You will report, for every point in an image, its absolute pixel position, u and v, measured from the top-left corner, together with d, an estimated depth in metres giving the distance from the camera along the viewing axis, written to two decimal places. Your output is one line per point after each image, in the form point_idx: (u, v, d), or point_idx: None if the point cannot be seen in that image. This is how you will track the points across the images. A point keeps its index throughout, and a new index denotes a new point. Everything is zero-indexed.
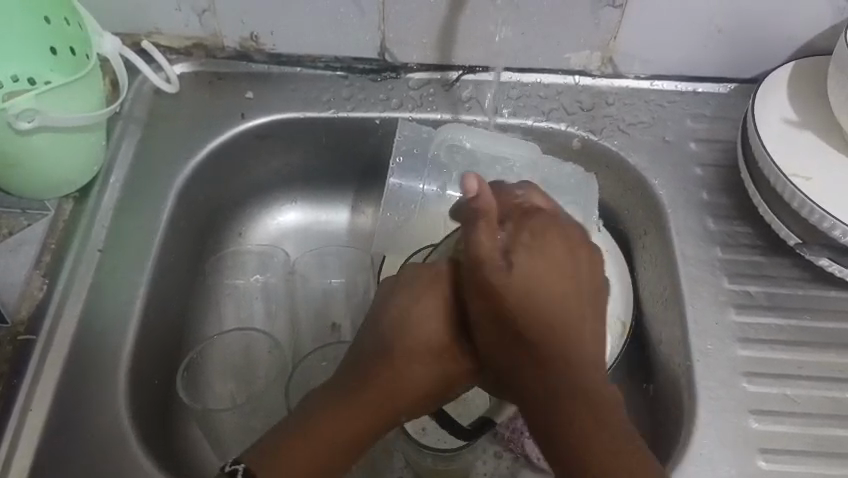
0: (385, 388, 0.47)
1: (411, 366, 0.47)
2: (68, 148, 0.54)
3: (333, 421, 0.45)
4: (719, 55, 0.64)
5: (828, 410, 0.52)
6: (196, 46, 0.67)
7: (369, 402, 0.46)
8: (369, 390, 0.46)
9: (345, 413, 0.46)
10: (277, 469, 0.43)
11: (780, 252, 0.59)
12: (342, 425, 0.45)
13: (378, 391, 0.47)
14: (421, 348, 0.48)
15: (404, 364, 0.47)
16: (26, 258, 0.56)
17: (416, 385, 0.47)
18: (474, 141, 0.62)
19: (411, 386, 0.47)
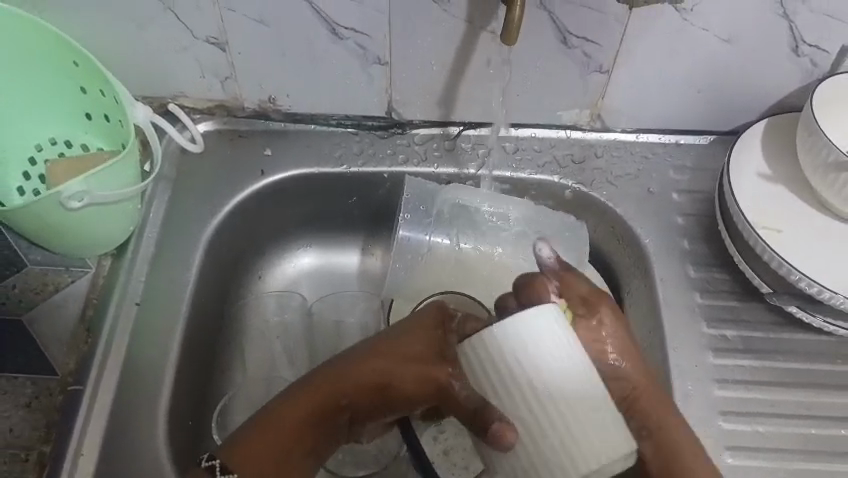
0: (334, 392, 0.49)
1: (363, 376, 0.48)
2: (109, 217, 0.61)
3: (282, 425, 0.49)
4: (699, 112, 0.70)
5: (796, 446, 0.58)
6: (218, 107, 0.72)
7: (328, 389, 0.49)
8: (323, 381, 0.50)
9: (297, 419, 0.49)
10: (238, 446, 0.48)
11: (755, 298, 0.65)
12: (291, 431, 0.49)
13: (323, 394, 0.49)
14: (386, 351, 0.49)
15: (354, 373, 0.49)
16: (71, 314, 0.62)
17: (367, 393, 0.49)
18: (473, 200, 0.69)
19: (360, 393, 0.49)
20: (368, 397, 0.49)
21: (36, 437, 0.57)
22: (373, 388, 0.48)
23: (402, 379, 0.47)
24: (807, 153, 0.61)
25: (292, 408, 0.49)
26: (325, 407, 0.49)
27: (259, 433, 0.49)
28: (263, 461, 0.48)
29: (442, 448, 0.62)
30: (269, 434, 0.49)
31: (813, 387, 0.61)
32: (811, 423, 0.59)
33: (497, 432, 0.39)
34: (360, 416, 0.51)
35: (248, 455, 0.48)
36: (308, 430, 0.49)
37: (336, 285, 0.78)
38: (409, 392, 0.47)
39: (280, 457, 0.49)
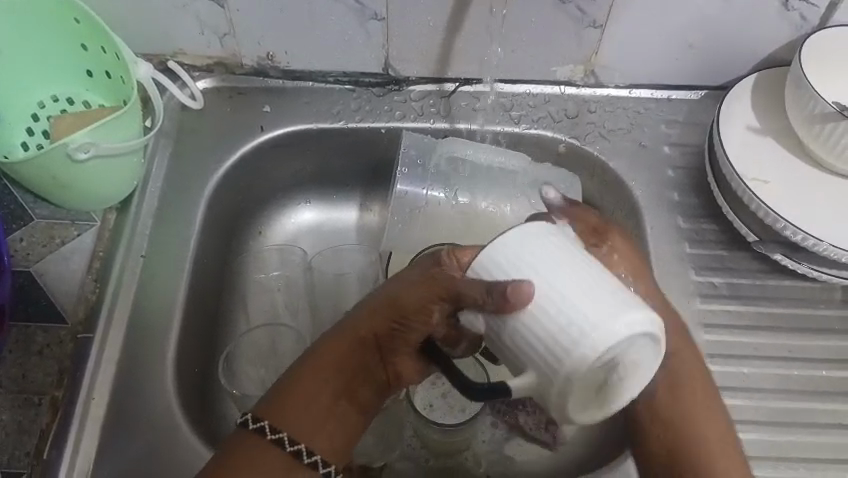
0: (358, 331, 0.47)
1: (381, 308, 0.47)
2: (113, 170, 0.62)
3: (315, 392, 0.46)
4: (690, 67, 0.71)
5: (779, 385, 0.61)
6: (217, 64, 0.73)
7: (345, 345, 0.47)
8: (340, 340, 0.47)
9: (324, 365, 0.47)
10: (278, 408, 0.46)
11: (741, 246, 0.68)
12: (320, 378, 0.47)
13: (346, 338, 0.47)
14: (391, 292, 0.47)
15: (372, 309, 0.47)
16: (79, 265, 0.64)
17: (387, 321, 0.46)
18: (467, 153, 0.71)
19: (383, 324, 0.47)
20: (389, 323, 0.46)
21: (48, 382, 0.58)
22: (390, 311, 0.46)
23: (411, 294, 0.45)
24: (794, 104, 0.62)
25: (317, 355, 0.48)
26: (351, 349, 0.47)
27: (286, 382, 0.47)
28: (293, 408, 0.46)
29: (440, 391, 0.65)
30: (299, 383, 0.47)
31: (795, 331, 0.64)
32: (792, 365, 0.62)
33: (511, 291, 0.38)
34: (392, 350, 0.47)
35: (275, 404, 0.46)
36: (338, 374, 0.47)
37: (335, 239, 0.79)
38: (422, 302, 0.44)
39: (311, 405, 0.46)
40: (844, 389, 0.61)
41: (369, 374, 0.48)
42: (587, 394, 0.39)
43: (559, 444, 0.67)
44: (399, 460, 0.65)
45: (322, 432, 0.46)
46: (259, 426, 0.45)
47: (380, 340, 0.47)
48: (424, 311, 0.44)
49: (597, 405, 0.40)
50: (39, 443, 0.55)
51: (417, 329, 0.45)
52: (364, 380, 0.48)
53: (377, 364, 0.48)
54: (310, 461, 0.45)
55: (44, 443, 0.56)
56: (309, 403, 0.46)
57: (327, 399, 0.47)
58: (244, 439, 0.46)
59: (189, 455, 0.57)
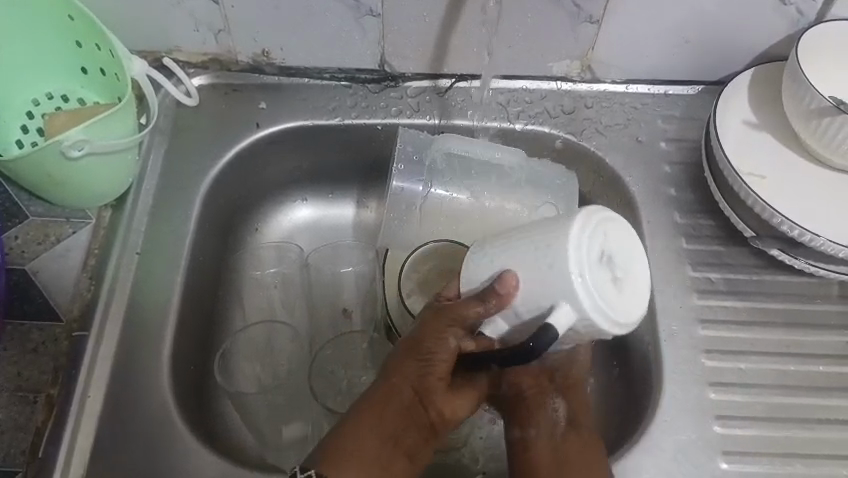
0: (392, 380, 0.49)
1: (404, 355, 0.50)
2: (108, 168, 0.62)
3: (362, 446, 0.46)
4: (686, 62, 0.71)
5: (775, 381, 0.61)
6: (212, 61, 0.73)
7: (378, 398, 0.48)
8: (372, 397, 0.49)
9: (367, 417, 0.48)
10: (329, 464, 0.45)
11: (738, 242, 0.68)
12: (366, 430, 0.47)
13: (383, 389, 0.49)
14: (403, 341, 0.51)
15: (397, 359, 0.50)
16: (74, 263, 0.63)
17: (414, 364, 0.49)
18: (463, 148, 0.70)
19: (412, 367, 0.49)
20: (415, 363, 0.49)
21: (44, 380, 0.57)
22: (411, 354, 0.49)
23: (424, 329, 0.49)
24: (792, 99, 0.62)
25: (358, 412, 0.48)
26: (390, 398, 0.48)
27: (331, 441, 0.46)
28: (345, 460, 0.45)
29: None
30: (347, 437, 0.47)
31: (792, 326, 0.64)
32: (790, 360, 0.62)
33: (501, 281, 0.46)
34: (428, 390, 0.49)
35: (327, 460, 0.45)
36: (383, 425, 0.47)
37: (332, 235, 0.79)
38: (434, 331, 0.49)
39: (361, 456, 0.46)
40: (840, 384, 0.61)
41: (414, 424, 0.49)
42: (612, 296, 0.45)
43: None
44: None
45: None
46: (308, 475, 0.44)
47: (416, 386, 0.49)
48: (440, 342, 0.49)
49: (627, 303, 0.46)
50: (34, 440, 0.55)
51: (442, 358, 0.49)
52: (411, 432, 0.49)
53: (419, 412, 0.49)
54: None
55: (40, 440, 0.55)
56: (360, 457, 0.46)
57: (378, 451, 0.47)
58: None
59: (188, 450, 0.57)
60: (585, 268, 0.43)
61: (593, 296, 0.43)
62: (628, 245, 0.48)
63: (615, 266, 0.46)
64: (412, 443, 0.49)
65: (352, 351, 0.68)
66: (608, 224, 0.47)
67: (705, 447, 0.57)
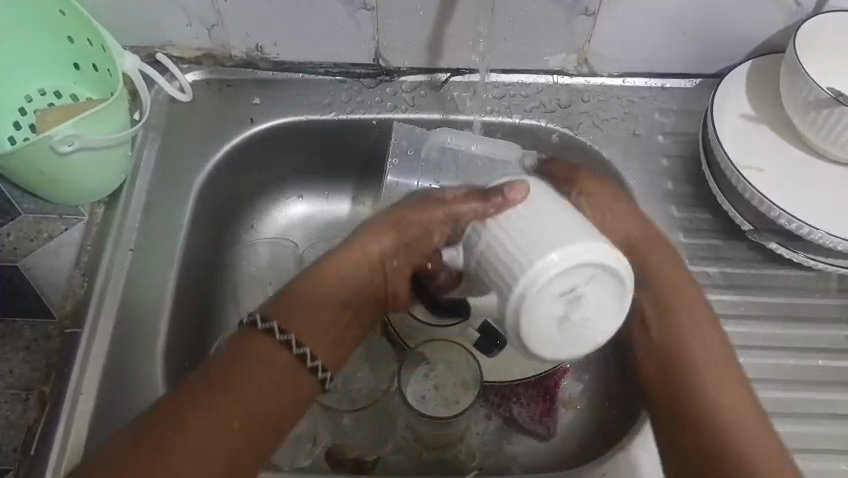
0: (367, 250, 0.53)
1: (387, 230, 0.53)
2: (100, 163, 0.62)
3: (324, 301, 0.50)
4: (683, 55, 0.70)
5: (773, 376, 0.60)
6: (206, 56, 0.73)
7: (350, 268, 0.52)
8: (344, 260, 0.52)
9: (333, 281, 0.51)
10: (289, 314, 0.49)
11: (735, 235, 0.67)
12: (327, 295, 0.51)
13: (354, 258, 0.52)
14: (395, 223, 0.53)
15: (379, 231, 0.53)
16: (67, 259, 0.63)
17: (392, 243, 0.53)
18: (454, 141, 0.70)
19: (389, 247, 0.53)
20: (393, 244, 0.53)
21: (35, 378, 0.58)
22: (393, 231, 0.53)
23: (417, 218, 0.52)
24: (788, 93, 0.62)
25: (325, 273, 0.51)
26: (358, 270, 0.52)
27: (292, 296, 0.50)
28: (303, 317, 0.49)
29: (433, 384, 0.64)
30: (308, 291, 0.50)
31: (790, 320, 0.63)
32: (789, 354, 0.62)
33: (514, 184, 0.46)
34: (394, 271, 0.54)
35: (287, 313, 0.49)
36: (346, 290, 0.52)
37: (329, 232, 0.79)
38: (428, 218, 0.52)
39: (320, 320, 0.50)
40: (839, 378, 0.61)
41: (371, 297, 0.53)
42: (549, 335, 0.44)
43: (554, 436, 0.67)
44: (392, 454, 0.66)
45: (328, 345, 0.50)
46: (268, 327, 0.48)
47: (386, 264, 0.53)
48: (424, 231, 0.52)
49: (567, 343, 0.45)
50: (27, 439, 0.56)
51: (420, 249, 0.53)
52: (368, 301, 0.53)
53: (379, 289, 0.54)
54: (312, 365, 0.49)
55: (32, 438, 0.56)
56: (317, 319, 0.50)
57: (336, 315, 0.51)
58: (252, 335, 0.48)
59: None
60: (531, 304, 0.42)
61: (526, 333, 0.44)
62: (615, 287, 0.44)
63: (574, 308, 0.44)
64: (367, 313, 0.53)
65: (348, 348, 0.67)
66: (599, 268, 0.43)
67: None
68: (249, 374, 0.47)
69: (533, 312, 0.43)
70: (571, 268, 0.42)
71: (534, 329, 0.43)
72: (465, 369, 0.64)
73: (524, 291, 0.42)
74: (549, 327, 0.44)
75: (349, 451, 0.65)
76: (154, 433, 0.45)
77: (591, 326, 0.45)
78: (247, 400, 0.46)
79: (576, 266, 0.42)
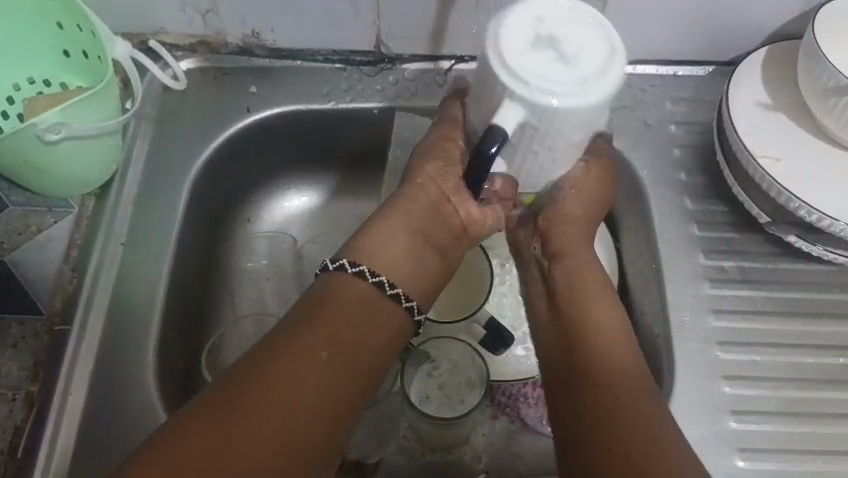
0: (418, 184, 0.53)
1: (427, 157, 0.54)
2: (90, 153, 0.59)
3: (391, 241, 0.50)
4: (696, 42, 0.68)
5: (791, 374, 0.59)
6: (200, 43, 0.70)
7: (408, 202, 0.52)
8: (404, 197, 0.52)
9: (396, 216, 0.51)
10: (366, 256, 0.48)
11: (752, 228, 0.64)
12: (389, 226, 0.50)
13: (405, 190, 0.53)
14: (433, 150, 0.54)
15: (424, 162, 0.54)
16: (55, 255, 0.61)
17: (436, 167, 0.54)
18: None
19: (433, 170, 0.54)
20: (436, 164, 0.54)
21: (23, 377, 0.55)
22: (433, 157, 0.54)
23: (453, 144, 0.54)
24: (806, 79, 0.59)
25: (388, 210, 0.51)
26: (413, 196, 0.52)
27: (363, 235, 0.50)
28: (377, 255, 0.49)
29: (436, 383, 0.61)
30: (373, 230, 0.50)
31: (811, 316, 0.61)
32: (808, 353, 0.59)
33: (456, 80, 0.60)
34: (454, 190, 0.53)
35: (359, 254, 0.49)
36: (411, 223, 0.51)
37: (332, 230, 0.76)
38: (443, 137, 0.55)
39: (393, 248, 0.49)
40: None
41: (441, 219, 0.52)
42: (558, 72, 0.44)
43: None
44: (393, 455, 0.63)
45: (406, 269, 0.49)
46: (339, 264, 0.47)
47: (440, 186, 0.53)
48: (451, 146, 0.54)
49: (585, 71, 0.44)
50: (13, 439, 0.53)
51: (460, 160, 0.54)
52: (439, 229, 0.52)
53: (448, 211, 0.52)
54: (392, 293, 0.47)
55: (19, 439, 0.54)
56: (390, 250, 0.49)
57: (408, 244, 0.50)
58: (332, 277, 0.47)
59: None
60: (515, 62, 0.44)
61: (530, 79, 0.44)
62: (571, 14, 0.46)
63: (559, 43, 0.45)
64: (441, 238, 0.52)
65: None
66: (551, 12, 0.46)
67: (719, 444, 0.55)
68: (324, 324, 0.45)
69: (514, 54, 0.44)
70: (521, 23, 0.45)
71: (540, 77, 0.44)
72: (470, 368, 0.62)
73: (499, 54, 0.45)
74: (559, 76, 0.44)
75: (350, 452, 0.62)
76: (209, 414, 0.40)
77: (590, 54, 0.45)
78: (313, 356, 0.43)
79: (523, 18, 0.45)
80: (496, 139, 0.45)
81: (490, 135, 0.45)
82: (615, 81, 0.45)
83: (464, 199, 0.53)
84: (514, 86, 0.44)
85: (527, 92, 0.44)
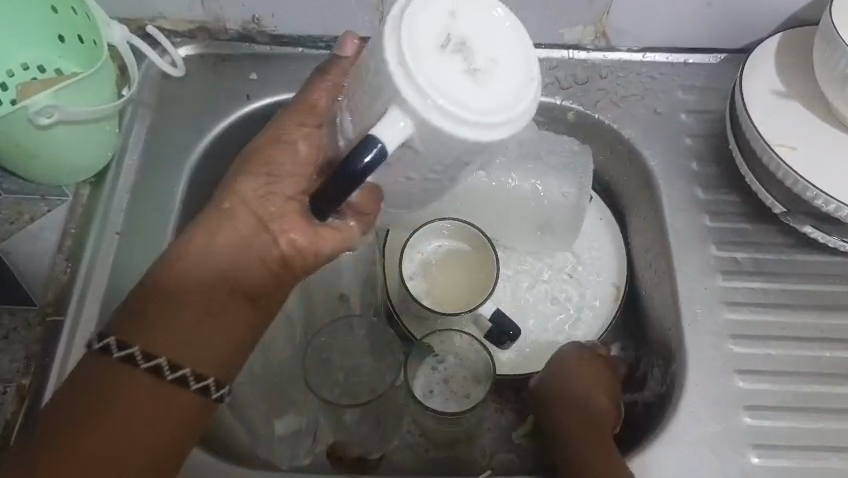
0: (223, 214, 0.45)
1: (244, 174, 0.46)
2: (82, 139, 0.57)
3: (183, 300, 0.43)
4: (707, 28, 0.66)
5: (807, 368, 0.57)
6: (199, 29, 0.68)
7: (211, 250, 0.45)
8: (202, 235, 0.45)
9: (186, 269, 0.44)
10: (143, 328, 0.42)
11: (764, 219, 0.63)
12: (185, 277, 0.44)
13: (211, 218, 0.45)
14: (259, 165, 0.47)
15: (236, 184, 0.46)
16: (48, 245, 0.59)
17: (255, 187, 0.46)
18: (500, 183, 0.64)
19: (250, 191, 0.46)
20: (254, 183, 0.46)
21: (14, 370, 0.54)
22: (252, 174, 0.46)
23: (283, 160, 0.46)
24: (823, 65, 0.57)
25: (179, 262, 0.44)
26: (219, 229, 0.45)
27: (153, 285, 0.44)
28: (159, 324, 0.43)
29: (441, 377, 0.61)
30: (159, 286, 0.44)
31: (827, 309, 0.59)
32: (825, 346, 0.58)
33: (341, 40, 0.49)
34: (275, 215, 0.45)
35: (138, 323, 0.43)
36: (203, 277, 0.44)
37: None
38: (285, 135, 0.47)
39: (183, 306, 0.43)
40: None
41: (251, 256, 0.45)
42: (473, 90, 0.37)
43: None
44: (396, 452, 0.62)
45: (199, 338, 0.43)
46: (105, 344, 0.42)
47: (254, 212, 0.45)
48: (292, 151, 0.47)
49: (500, 89, 0.37)
50: (4, 432, 0.51)
51: (290, 175, 0.46)
52: (247, 271, 0.45)
53: (261, 243, 0.45)
54: (174, 377, 0.42)
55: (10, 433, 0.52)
56: (185, 309, 0.43)
57: (205, 296, 0.44)
58: (108, 362, 0.42)
59: None
60: (420, 77, 0.36)
61: (441, 97, 0.36)
62: (480, 19, 0.40)
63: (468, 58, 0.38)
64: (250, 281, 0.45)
65: (351, 338, 0.62)
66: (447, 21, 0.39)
67: (734, 440, 0.54)
68: (126, 393, 0.42)
69: (418, 60, 0.36)
70: (418, 30, 0.37)
71: (454, 96, 0.36)
72: (478, 361, 0.61)
73: (400, 68, 0.36)
74: (474, 98, 0.36)
75: (350, 449, 0.61)
76: None
77: (501, 70, 0.38)
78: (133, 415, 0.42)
79: (422, 27, 0.37)
80: (368, 151, 0.36)
81: (366, 145, 0.36)
82: (532, 101, 0.39)
83: (286, 227, 0.45)
84: (421, 106, 0.35)
85: (438, 117, 0.36)
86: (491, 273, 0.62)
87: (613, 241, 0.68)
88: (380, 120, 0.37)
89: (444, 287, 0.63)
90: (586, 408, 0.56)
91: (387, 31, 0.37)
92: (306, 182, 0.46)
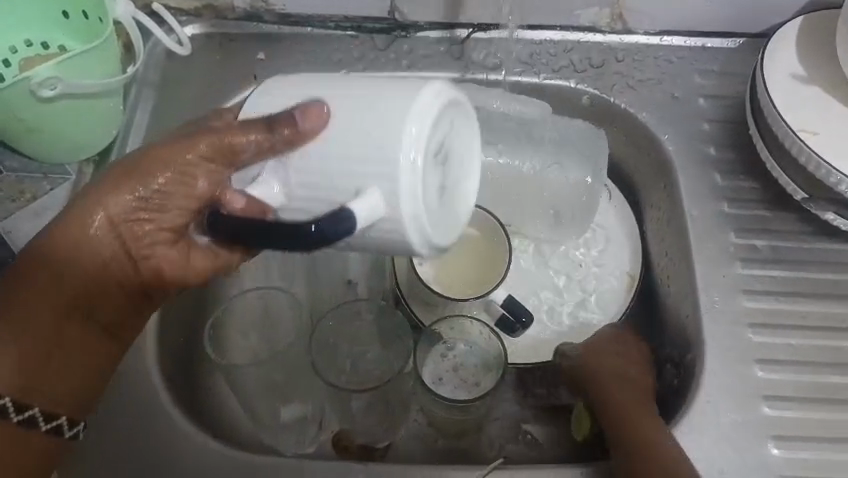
0: (81, 236, 0.41)
1: (113, 188, 0.41)
2: (85, 115, 0.56)
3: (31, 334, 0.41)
4: (726, 11, 0.64)
5: (829, 359, 0.55)
6: (206, 7, 0.67)
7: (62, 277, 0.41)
8: (52, 256, 0.41)
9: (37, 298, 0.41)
10: None
11: (785, 206, 0.61)
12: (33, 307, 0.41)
13: (70, 242, 0.41)
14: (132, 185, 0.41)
15: (100, 201, 0.41)
16: (50, 223, 0.58)
17: (124, 206, 0.41)
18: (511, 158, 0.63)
19: (118, 212, 0.41)
20: (124, 206, 0.41)
21: None
22: (123, 191, 0.41)
23: (165, 187, 0.41)
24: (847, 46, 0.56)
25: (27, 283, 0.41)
26: (76, 255, 0.41)
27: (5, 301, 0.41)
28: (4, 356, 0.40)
29: (451, 365, 0.59)
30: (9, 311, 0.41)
31: None
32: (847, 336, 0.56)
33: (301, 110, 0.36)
34: (140, 245, 0.42)
35: None
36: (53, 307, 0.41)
37: None
38: (184, 167, 0.40)
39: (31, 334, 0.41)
40: None
41: (107, 284, 0.43)
42: (442, 216, 0.38)
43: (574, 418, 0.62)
44: (404, 441, 0.60)
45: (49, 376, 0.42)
46: None
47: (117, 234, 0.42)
48: (188, 183, 0.40)
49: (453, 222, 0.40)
50: None
51: (175, 208, 0.41)
52: (99, 303, 0.43)
53: (122, 269, 0.43)
54: (21, 419, 0.41)
55: None
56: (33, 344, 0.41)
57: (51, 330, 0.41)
58: None
59: (177, 425, 0.53)
60: (420, 190, 0.36)
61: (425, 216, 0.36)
62: (463, 138, 0.41)
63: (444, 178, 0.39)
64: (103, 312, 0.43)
65: (360, 322, 0.61)
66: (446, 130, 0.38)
67: (754, 431, 0.52)
68: None
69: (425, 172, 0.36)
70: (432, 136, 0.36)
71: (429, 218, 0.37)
72: (489, 345, 0.59)
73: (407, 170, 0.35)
74: (438, 224, 0.38)
75: (356, 437, 0.59)
76: None
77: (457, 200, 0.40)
78: None
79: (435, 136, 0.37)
80: (342, 221, 0.34)
81: (338, 220, 0.34)
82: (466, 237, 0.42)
83: (151, 258, 0.43)
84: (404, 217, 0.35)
85: (412, 228, 0.36)
86: (502, 260, 0.61)
87: (626, 226, 0.66)
88: (356, 198, 0.35)
89: (456, 273, 0.61)
90: (624, 377, 0.55)
91: (410, 122, 0.35)
92: (187, 216, 0.42)
